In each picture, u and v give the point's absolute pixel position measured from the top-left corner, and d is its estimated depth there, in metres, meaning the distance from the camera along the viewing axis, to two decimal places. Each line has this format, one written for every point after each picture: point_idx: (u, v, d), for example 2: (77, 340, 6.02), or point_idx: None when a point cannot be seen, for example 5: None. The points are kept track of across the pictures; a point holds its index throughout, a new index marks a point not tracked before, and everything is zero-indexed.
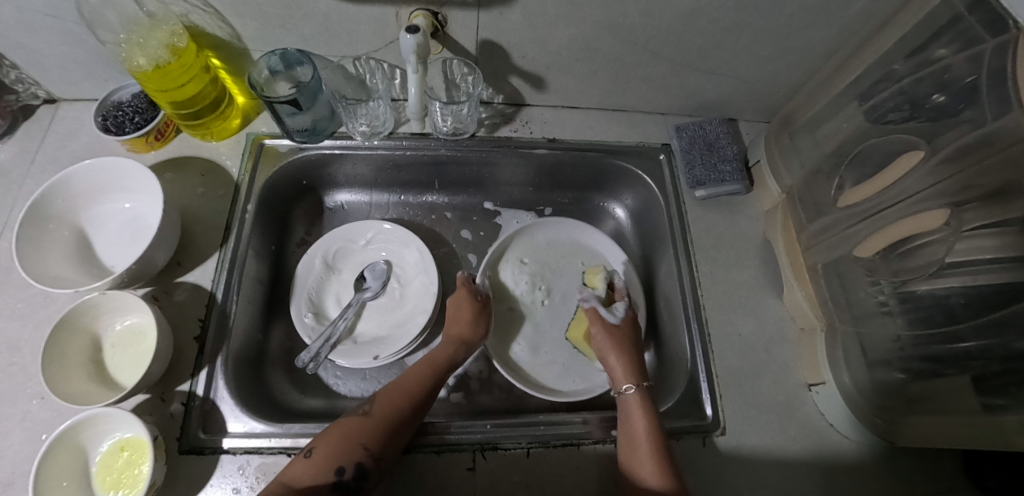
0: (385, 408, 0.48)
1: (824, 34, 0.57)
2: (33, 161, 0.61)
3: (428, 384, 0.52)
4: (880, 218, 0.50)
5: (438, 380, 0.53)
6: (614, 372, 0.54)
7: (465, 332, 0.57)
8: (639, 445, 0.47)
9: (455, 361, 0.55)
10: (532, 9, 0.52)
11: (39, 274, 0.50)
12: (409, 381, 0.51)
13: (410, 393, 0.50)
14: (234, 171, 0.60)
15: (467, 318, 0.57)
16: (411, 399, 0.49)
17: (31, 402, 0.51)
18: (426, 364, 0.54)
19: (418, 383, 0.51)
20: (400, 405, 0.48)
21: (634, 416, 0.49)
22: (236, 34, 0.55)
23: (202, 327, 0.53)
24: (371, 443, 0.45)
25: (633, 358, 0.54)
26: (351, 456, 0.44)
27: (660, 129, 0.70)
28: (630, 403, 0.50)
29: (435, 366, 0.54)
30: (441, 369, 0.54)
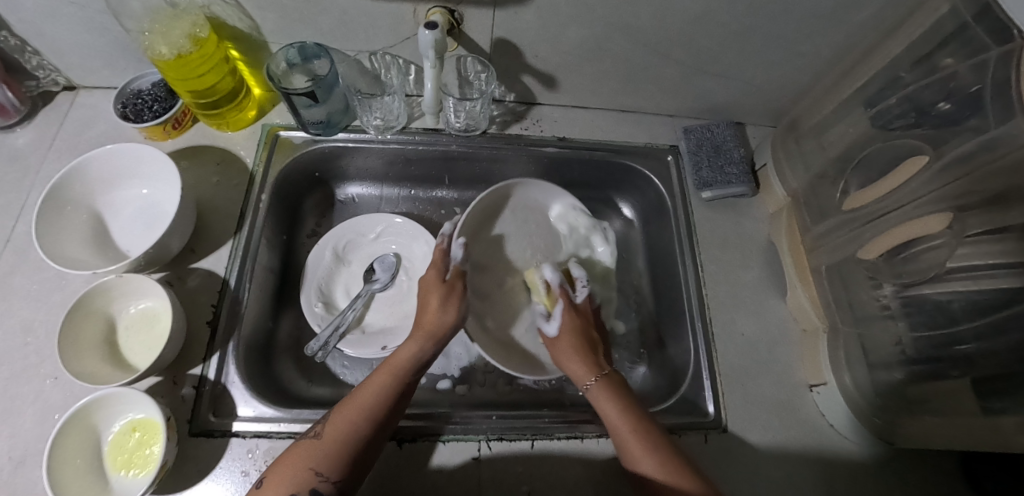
0: (338, 426, 0.43)
1: (833, 40, 0.58)
2: (51, 147, 0.62)
3: (388, 392, 0.46)
4: (884, 221, 0.50)
5: (402, 385, 0.47)
6: (573, 372, 0.53)
7: (431, 325, 0.52)
8: (626, 439, 0.46)
9: (420, 361, 0.50)
10: (546, 9, 0.53)
11: (56, 255, 0.51)
12: (364, 392, 0.46)
13: (369, 404, 0.45)
14: (249, 161, 0.61)
15: (433, 307, 0.53)
16: (367, 411, 0.45)
17: (45, 381, 0.52)
18: (384, 369, 0.48)
19: (378, 392, 0.46)
20: (355, 421, 0.44)
21: (607, 408, 0.48)
22: (256, 27, 0.56)
23: (214, 313, 0.54)
24: (323, 467, 0.41)
25: (590, 353, 0.54)
26: (304, 482, 0.40)
27: (668, 130, 0.70)
28: (599, 393, 0.49)
29: (394, 370, 0.48)
30: (402, 370, 0.48)
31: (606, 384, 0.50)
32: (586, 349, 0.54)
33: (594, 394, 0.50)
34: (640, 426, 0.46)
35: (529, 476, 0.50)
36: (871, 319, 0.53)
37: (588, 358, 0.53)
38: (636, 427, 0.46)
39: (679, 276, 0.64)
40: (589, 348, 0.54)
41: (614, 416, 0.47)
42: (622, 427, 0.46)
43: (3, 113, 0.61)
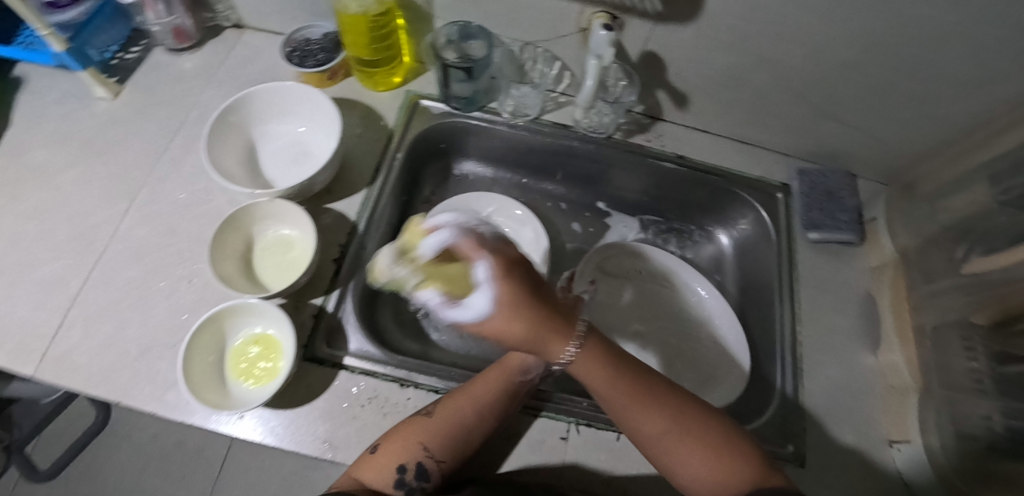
0: (451, 411, 0.47)
1: (973, 110, 0.59)
2: (214, 75, 0.68)
3: (501, 391, 0.49)
4: (1006, 290, 0.51)
5: (511, 389, 0.49)
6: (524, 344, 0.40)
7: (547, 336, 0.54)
8: (634, 410, 0.42)
9: (527, 367, 0.50)
10: (704, 31, 0.56)
11: (219, 167, 0.56)
12: (476, 388, 0.49)
13: (477, 400, 0.48)
14: (390, 121, 0.66)
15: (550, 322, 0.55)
16: (478, 405, 0.48)
17: (181, 282, 0.56)
18: (499, 368, 0.50)
19: (486, 391, 0.48)
20: (465, 409, 0.47)
21: (590, 374, 0.42)
22: (430, 0, 0.60)
23: (342, 252, 0.58)
24: (431, 445, 0.45)
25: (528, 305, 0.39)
26: (413, 455, 0.44)
27: (781, 168, 0.72)
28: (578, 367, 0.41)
29: (507, 371, 0.50)
30: (513, 375, 0.50)
31: (586, 351, 0.41)
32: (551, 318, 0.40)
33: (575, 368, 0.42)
34: (637, 396, 0.42)
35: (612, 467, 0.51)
36: (966, 391, 0.54)
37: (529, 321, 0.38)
38: (642, 401, 0.42)
39: (774, 308, 0.65)
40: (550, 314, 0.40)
41: (596, 380, 0.42)
42: (629, 406, 0.42)
43: (179, 36, 0.67)
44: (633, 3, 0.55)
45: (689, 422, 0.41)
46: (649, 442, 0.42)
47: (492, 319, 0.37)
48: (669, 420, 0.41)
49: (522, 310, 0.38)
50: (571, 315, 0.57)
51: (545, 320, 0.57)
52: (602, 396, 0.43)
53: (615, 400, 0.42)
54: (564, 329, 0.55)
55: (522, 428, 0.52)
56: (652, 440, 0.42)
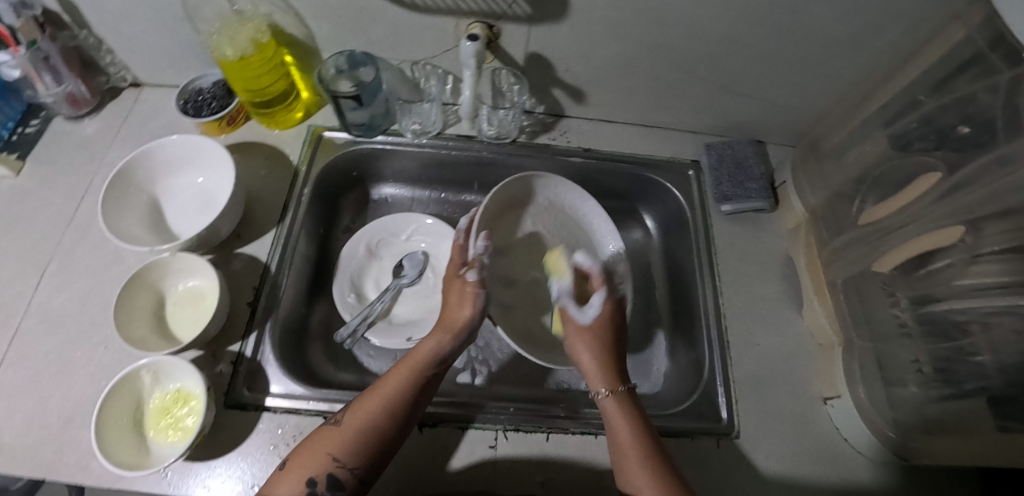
0: (360, 416, 0.46)
1: (854, 64, 0.61)
2: (115, 136, 0.68)
3: (408, 388, 0.48)
4: (900, 235, 0.52)
5: (422, 379, 0.50)
6: (589, 373, 0.54)
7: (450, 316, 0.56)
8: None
9: (440, 356, 0.52)
10: (579, 26, 0.57)
11: (118, 231, 0.55)
12: (387, 383, 0.48)
13: (388, 396, 0.47)
14: (294, 158, 0.66)
15: (454, 301, 0.57)
16: (386, 403, 0.47)
17: (97, 348, 0.55)
18: (406, 363, 0.51)
19: (394, 387, 0.48)
20: (375, 411, 0.46)
21: (619, 424, 0.48)
22: (311, 35, 0.61)
23: (255, 294, 0.58)
24: (341, 453, 0.43)
25: (611, 361, 0.54)
26: (322, 467, 0.42)
27: (690, 146, 0.73)
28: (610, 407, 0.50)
29: (415, 365, 0.50)
30: (421, 366, 0.51)
31: (620, 398, 0.51)
32: (609, 358, 0.54)
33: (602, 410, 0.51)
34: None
35: (542, 467, 0.52)
36: (890, 336, 0.54)
37: (610, 368, 0.53)
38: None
39: (697, 284, 0.66)
40: (616, 362, 0.54)
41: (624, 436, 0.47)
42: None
43: (75, 103, 0.67)
44: (503, 10, 0.55)
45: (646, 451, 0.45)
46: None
47: (580, 341, 0.56)
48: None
49: (599, 340, 0.56)
50: (476, 292, 0.57)
51: (451, 305, 0.58)
52: (620, 451, 0.46)
53: (625, 451, 0.46)
54: (471, 309, 0.56)
55: (451, 442, 0.52)
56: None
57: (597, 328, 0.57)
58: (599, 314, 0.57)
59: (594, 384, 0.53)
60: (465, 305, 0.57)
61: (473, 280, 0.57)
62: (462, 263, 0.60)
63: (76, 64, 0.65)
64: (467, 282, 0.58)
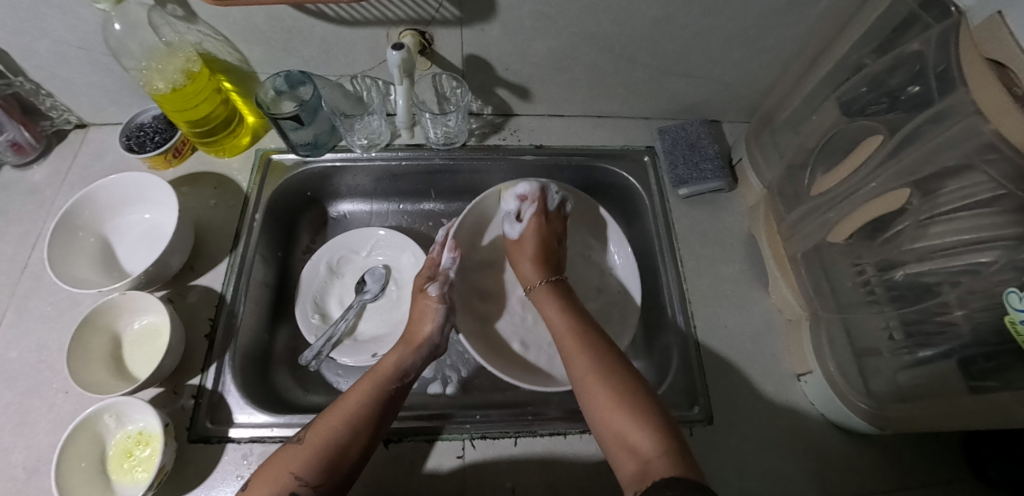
0: (323, 432, 0.45)
1: (793, 34, 0.60)
2: (64, 180, 0.68)
3: (370, 402, 0.48)
4: (851, 202, 0.51)
5: (384, 395, 0.49)
6: (525, 275, 0.62)
7: (414, 332, 0.56)
8: (599, 397, 0.45)
9: (403, 370, 0.53)
10: (511, 24, 0.57)
11: (68, 277, 0.55)
12: (350, 398, 0.48)
13: (350, 411, 0.47)
14: (244, 184, 0.66)
15: (417, 317, 0.58)
16: (348, 418, 0.46)
17: (56, 395, 0.54)
18: (369, 377, 0.51)
19: (358, 401, 0.48)
20: (337, 428, 0.45)
21: (550, 311, 0.56)
22: (244, 59, 0.61)
23: (212, 325, 0.57)
24: (303, 471, 0.42)
25: (547, 265, 0.62)
26: (284, 486, 0.42)
27: (644, 132, 0.73)
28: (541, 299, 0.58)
29: (379, 378, 0.51)
30: (384, 380, 0.51)
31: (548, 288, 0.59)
32: (541, 256, 0.63)
33: (536, 298, 0.59)
34: (604, 370, 0.47)
35: (513, 472, 0.51)
36: (854, 305, 0.53)
37: (541, 266, 0.62)
38: (622, 397, 0.44)
39: (661, 270, 0.66)
40: (547, 260, 0.62)
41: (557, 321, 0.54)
42: (606, 406, 0.44)
43: (20, 151, 0.66)
44: (431, 14, 0.55)
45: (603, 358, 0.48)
46: (605, 421, 0.44)
47: (522, 247, 0.64)
48: (636, 423, 0.42)
49: (535, 247, 0.63)
50: (436, 307, 0.58)
51: (413, 320, 0.58)
52: (557, 337, 0.53)
53: (562, 334, 0.53)
54: (431, 324, 0.57)
55: (418, 456, 0.52)
56: (614, 417, 0.43)
57: (535, 234, 0.64)
58: (527, 229, 0.64)
59: (529, 282, 0.61)
60: (426, 320, 0.58)
61: (435, 294, 0.59)
62: (431, 277, 0.61)
63: (17, 111, 0.65)
64: (428, 297, 0.59)
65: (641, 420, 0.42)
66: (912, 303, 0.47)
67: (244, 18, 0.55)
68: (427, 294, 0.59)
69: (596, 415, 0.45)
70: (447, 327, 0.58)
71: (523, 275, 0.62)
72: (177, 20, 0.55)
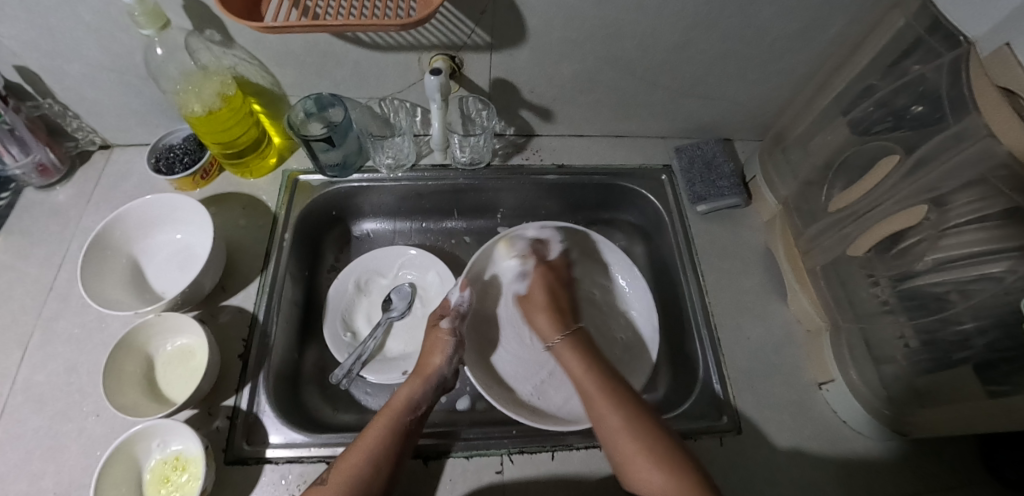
0: (346, 471, 0.45)
1: (803, 58, 0.64)
2: (89, 200, 0.68)
3: (391, 436, 0.48)
4: (870, 216, 0.54)
5: (403, 428, 0.49)
6: (544, 331, 0.62)
7: (426, 368, 0.56)
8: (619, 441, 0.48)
9: (417, 403, 0.52)
10: (539, 49, 0.59)
11: (100, 297, 0.55)
12: (369, 437, 0.47)
13: (371, 450, 0.46)
14: (272, 204, 0.67)
15: (425, 353, 0.57)
16: (372, 454, 0.46)
17: (87, 418, 0.54)
18: (385, 413, 0.50)
19: (377, 438, 0.47)
20: (359, 465, 0.45)
21: (585, 381, 0.54)
22: (277, 82, 0.63)
23: (245, 346, 0.57)
24: None
25: (558, 317, 0.63)
26: None
27: (660, 151, 0.77)
28: (564, 353, 0.58)
29: (395, 412, 0.50)
30: (400, 414, 0.50)
31: (569, 342, 0.59)
32: (557, 314, 0.63)
33: (558, 354, 0.59)
34: (637, 420, 0.48)
35: (551, 487, 0.51)
36: (874, 315, 0.55)
37: (556, 320, 0.62)
38: (646, 438, 0.47)
39: (682, 282, 0.68)
40: (561, 313, 0.63)
41: (592, 388, 0.52)
42: (637, 453, 0.46)
43: (45, 172, 0.67)
44: (462, 40, 0.57)
45: (631, 410, 0.49)
46: (626, 461, 0.47)
47: (535, 299, 0.65)
48: (665, 474, 0.44)
49: (546, 298, 0.65)
50: (447, 338, 0.58)
51: (423, 352, 0.58)
52: (585, 395, 0.53)
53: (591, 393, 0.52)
54: (441, 357, 0.56)
55: (457, 471, 0.52)
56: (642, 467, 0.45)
57: (546, 292, 0.66)
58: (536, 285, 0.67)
59: (548, 337, 0.61)
60: (437, 354, 0.57)
61: (447, 327, 0.59)
62: (441, 317, 0.61)
63: (43, 133, 0.66)
64: (441, 329, 0.59)
65: (671, 470, 0.45)
66: (931, 313, 0.50)
67: (282, 43, 0.56)
68: (439, 327, 0.59)
69: (615, 454, 0.48)
70: (458, 357, 0.58)
71: (540, 329, 0.63)
72: (214, 45, 0.57)
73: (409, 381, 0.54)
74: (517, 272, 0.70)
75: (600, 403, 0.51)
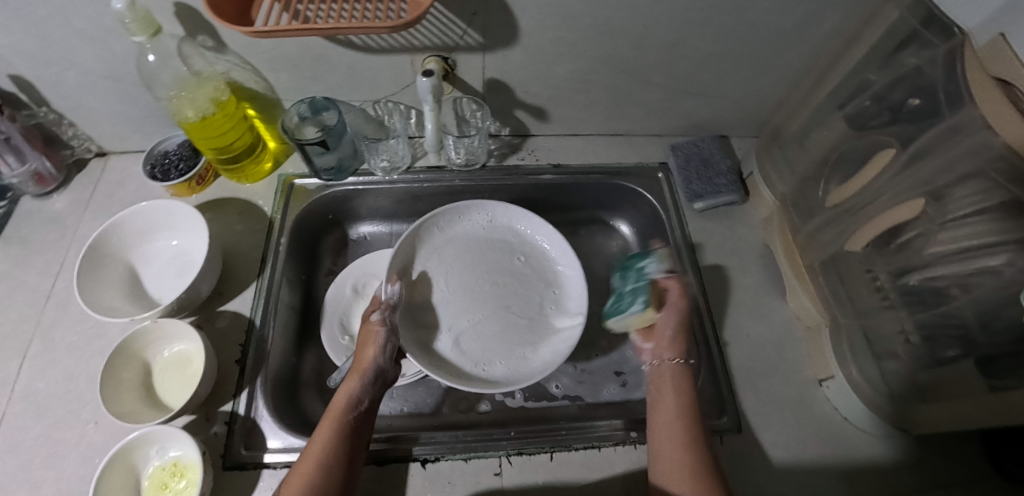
0: (295, 482, 0.42)
1: (798, 53, 0.63)
2: (86, 208, 0.68)
3: (338, 437, 0.46)
4: (867, 211, 0.53)
5: (348, 428, 0.47)
6: (659, 343, 0.59)
7: (359, 364, 0.53)
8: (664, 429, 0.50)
9: (359, 400, 0.50)
10: (532, 49, 0.59)
11: (97, 305, 0.55)
12: (315, 443, 0.45)
13: (319, 456, 0.44)
14: (268, 209, 0.67)
15: (360, 349, 0.54)
16: (320, 459, 0.43)
17: (86, 426, 0.54)
18: (327, 417, 0.47)
19: (324, 443, 0.45)
20: (308, 473, 0.42)
21: (665, 388, 0.54)
22: (270, 87, 0.63)
23: (243, 351, 0.57)
24: None
25: (677, 337, 0.59)
26: None
27: (657, 149, 0.76)
28: (665, 371, 0.56)
29: (335, 415, 0.47)
30: (342, 415, 0.48)
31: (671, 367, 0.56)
32: (682, 333, 0.59)
33: (654, 375, 0.56)
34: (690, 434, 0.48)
35: (551, 488, 0.51)
36: (874, 311, 0.55)
37: (679, 339, 0.58)
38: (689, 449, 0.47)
39: (680, 280, 0.68)
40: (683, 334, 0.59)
41: (668, 398, 0.52)
42: (672, 459, 0.46)
43: (42, 180, 0.67)
44: (455, 41, 0.57)
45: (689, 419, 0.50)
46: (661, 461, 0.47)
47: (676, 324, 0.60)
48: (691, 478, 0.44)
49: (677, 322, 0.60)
50: (379, 330, 0.55)
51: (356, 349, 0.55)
52: (657, 396, 0.54)
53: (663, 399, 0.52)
54: (375, 349, 0.54)
55: (456, 474, 0.52)
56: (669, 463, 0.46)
57: (678, 309, 0.61)
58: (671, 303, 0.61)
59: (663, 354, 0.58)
60: (372, 348, 0.54)
61: (377, 319, 0.56)
62: (371, 312, 0.58)
63: (39, 141, 0.66)
64: (373, 323, 0.56)
65: (699, 480, 0.44)
66: (930, 307, 0.49)
67: (274, 48, 0.56)
68: (371, 321, 0.57)
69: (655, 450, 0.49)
70: (393, 348, 0.56)
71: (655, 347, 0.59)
72: (208, 51, 0.57)
73: (347, 381, 0.52)
74: (460, 248, 0.69)
75: (667, 410, 0.51)
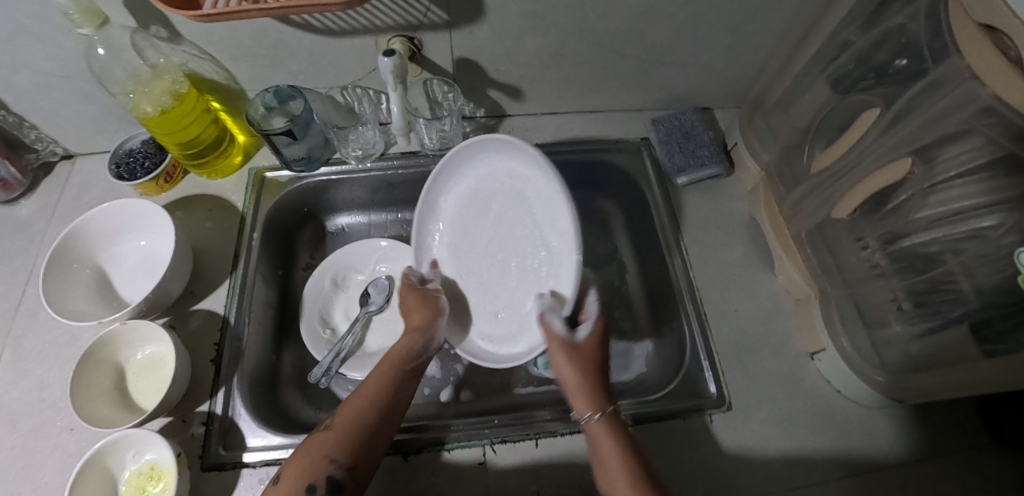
0: (350, 415, 0.45)
1: (777, 17, 0.61)
2: (54, 213, 0.67)
3: (392, 382, 0.48)
4: (852, 176, 0.51)
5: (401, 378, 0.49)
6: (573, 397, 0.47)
7: (416, 320, 0.54)
8: (610, 466, 0.42)
9: (415, 352, 0.51)
10: (498, 25, 0.56)
11: (64, 310, 0.54)
12: (371, 386, 0.47)
13: (373, 399, 0.46)
14: (239, 204, 0.65)
15: (414, 308, 0.55)
16: (374, 399, 0.46)
17: (61, 434, 0.53)
18: (384, 363, 0.50)
19: (378, 389, 0.47)
20: (364, 410, 0.45)
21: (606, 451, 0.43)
22: (232, 76, 0.61)
23: (217, 351, 0.56)
24: (338, 455, 0.42)
25: (597, 383, 0.47)
26: (321, 472, 0.41)
27: (637, 125, 0.74)
28: (598, 430, 0.44)
29: (392, 363, 0.50)
30: (400, 364, 0.50)
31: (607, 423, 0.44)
32: (592, 380, 0.47)
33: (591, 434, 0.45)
34: None
35: (537, 475, 0.50)
36: (864, 279, 0.53)
37: (593, 389, 0.46)
38: None
39: (665, 257, 0.66)
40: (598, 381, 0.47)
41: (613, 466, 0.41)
42: None
43: (6, 187, 0.65)
44: (418, 20, 0.55)
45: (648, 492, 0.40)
46: None
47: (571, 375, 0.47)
48: None
49: (583, 373, 0.47)
50: (435, 295, 0.56)
51: (409, 307, 0.56)
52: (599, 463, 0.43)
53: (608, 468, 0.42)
54: (429, 308, 0.54)
55: (439, 466, 0.51)
56: None
57: (573, 353, 0.48)
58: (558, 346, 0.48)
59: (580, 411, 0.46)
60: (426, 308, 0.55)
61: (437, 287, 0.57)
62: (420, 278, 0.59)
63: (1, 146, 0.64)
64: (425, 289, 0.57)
65: None
66: (920, 273, 0.47)
67: (230, 35, 0.54)
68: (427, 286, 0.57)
69: None
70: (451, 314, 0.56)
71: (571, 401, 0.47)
72: (160, 41, 0.55)
73: (407, 335, 0.53)
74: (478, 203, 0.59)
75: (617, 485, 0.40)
